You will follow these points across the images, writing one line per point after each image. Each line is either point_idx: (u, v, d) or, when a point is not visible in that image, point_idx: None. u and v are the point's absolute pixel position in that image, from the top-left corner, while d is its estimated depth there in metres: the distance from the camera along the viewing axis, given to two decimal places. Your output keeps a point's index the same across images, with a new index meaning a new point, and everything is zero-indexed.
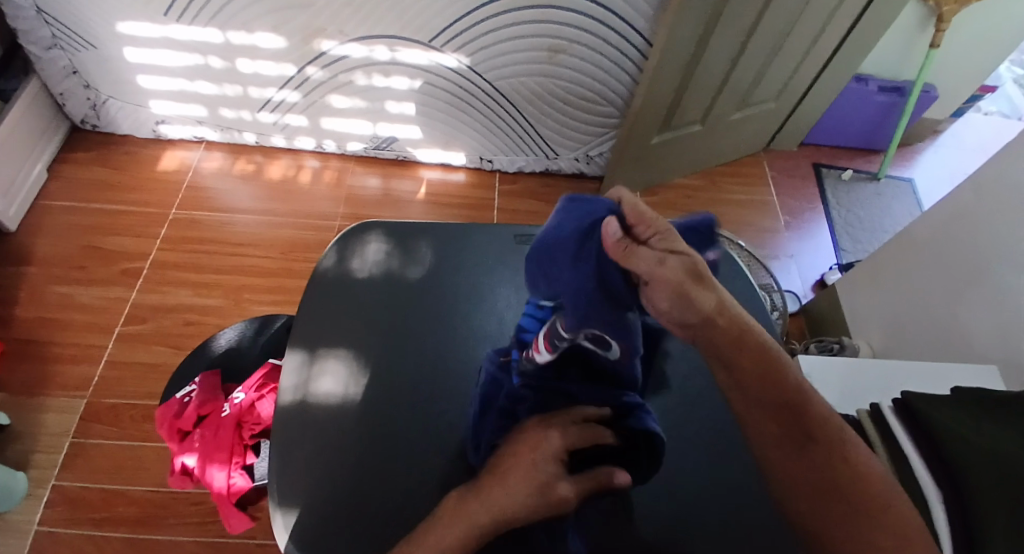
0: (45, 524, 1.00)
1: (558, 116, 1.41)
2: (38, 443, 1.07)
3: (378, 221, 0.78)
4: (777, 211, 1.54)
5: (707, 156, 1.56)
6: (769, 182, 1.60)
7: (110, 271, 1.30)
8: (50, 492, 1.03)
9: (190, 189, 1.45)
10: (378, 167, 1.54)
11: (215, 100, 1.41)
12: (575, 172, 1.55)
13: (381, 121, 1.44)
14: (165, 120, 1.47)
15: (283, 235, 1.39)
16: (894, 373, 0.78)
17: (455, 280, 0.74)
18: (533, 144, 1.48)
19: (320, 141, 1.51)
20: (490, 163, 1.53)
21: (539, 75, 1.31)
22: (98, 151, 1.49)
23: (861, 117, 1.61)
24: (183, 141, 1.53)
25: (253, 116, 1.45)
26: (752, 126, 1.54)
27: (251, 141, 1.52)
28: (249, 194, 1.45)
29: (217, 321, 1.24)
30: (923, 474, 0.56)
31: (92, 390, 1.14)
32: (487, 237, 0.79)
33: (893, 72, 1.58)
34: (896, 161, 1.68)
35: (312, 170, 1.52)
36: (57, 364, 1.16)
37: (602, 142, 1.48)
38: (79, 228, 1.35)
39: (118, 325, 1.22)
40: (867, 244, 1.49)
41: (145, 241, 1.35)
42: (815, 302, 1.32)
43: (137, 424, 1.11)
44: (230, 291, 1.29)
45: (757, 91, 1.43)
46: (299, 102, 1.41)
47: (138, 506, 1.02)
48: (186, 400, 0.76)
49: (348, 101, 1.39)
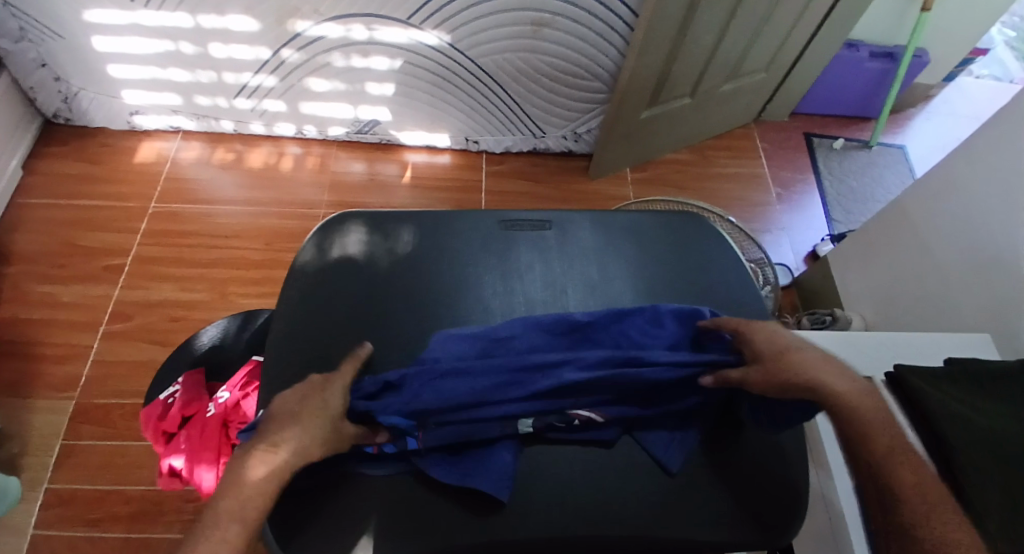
0: (40, 525, 0.99)
1: (544, 92, 1.37)
2: (29, 445, 1.06)
3: (358, 210, 0.76)
4: (768, 184, 1.52)
5: (696, 130, 1.53)
6: (760, 154, 1.58)
7: (92, 268, 1.27)
8: (44, 494, 1.02)
9: (169, 180, 1.41)
10: (362, 151, 1.50)
11: (190, 87, 1.37)
12: (563, 151, 1.52)
13: (362, 103, 1.40)
14: (139, 110, 1.43)
15: (267, 225, 1.36)
16: (886, 347, 0.78)
17: (437, 266, 0.72)
18: (520, 123, 1.44)
19: (301, 126, 1.47)
20: (476, 144, 1.50)
21: (523, 50, 1.27)
22: (72, 144, 1.45)
23: (853, 84, 1.58)
24: (160, 131, 1.49)
25: (230, 102, 1.40)
26: (742, 97, 1.51)
27: (230, 129, 1.48)
28: (230, 183, 1.42)
29: (204, 315, 1.22)
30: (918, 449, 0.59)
31: (80, 389, 1.12)
32: (469, 224, 0.77)
33: (885, 37, 1.54)
34: (888, 128, 1.66)
35: (294, 157, 1.48)
36: (43, 365, 1.14)
37: (590, 119, 1.45)
38: (57, 225, 1.32)
39: (104, 323, 1.20)
40: (859, 214, 1.47)
41: (126, 236, 1.32)
42: (807, 275, 1.31)
43: (128, 422, 1.10)
44: (216, 285, 1.26)
45: (746, 60, 1.40)
46: (277, 87, 1.36)
47: (134, 504, 1.02)
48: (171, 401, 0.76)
49: (327, 84, 1.35)
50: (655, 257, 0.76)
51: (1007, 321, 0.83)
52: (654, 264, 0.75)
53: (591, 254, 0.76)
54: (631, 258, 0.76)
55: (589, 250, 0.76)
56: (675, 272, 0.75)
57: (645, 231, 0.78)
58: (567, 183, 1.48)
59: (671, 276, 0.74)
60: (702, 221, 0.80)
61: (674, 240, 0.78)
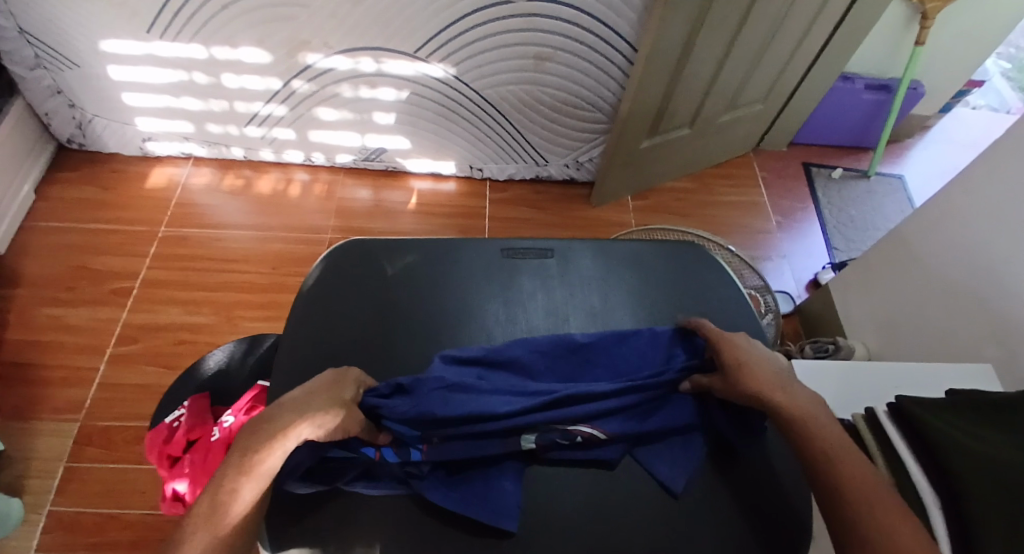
0: (40, 550, 0.98)
1: (546, 122, 1.40)
2: (32, 468, 1.06)
3: (364, 239, 0.78)
4: (768, 212, 1.54)
5: (697, 159, 1.55)
6: (759, 183, 1.60)
7: (100, 292, 1.29)
8: (44, 518, 1.01)
9: (179, 205, 1.44)
10: (368, 178, 1.54)
11: (202, 115, 1.40)
12: (566, 179, 1.55)
13: (369, 132, 1.43)
14: (152, 136, 1.46)
15: (275, 250, 1.38)
16: (888, 377, 0.79)
17: (440, 293, 0.73)
18: (523, 151, 1.47)
19: (309, 153, 1.50)
20: (480, 171, 1.53)
21: (526, 82, 1.30)
22: (85, 170, 1.48)
23: (849, 115, 1.62)
24: (171, 157, 1.52)
25: (241, 130, 1.44)
26: (740, 127, 1.54)
27: (239, 156, 1.51)
28: (239, 209, 1.45)
29: (210, 339, 1.23)
30: (917, 474, 0.59)
31: (84, 412, 1.13)
32: (474, 253, 0.78)
33: (880, 70, 1.58)
34: (886, 158, 1.69)
35: (302, 183, 1.51)
36: (49, 388, 1.15)
37: (591, 148, 1.48)
38: (68, 248, 1.34)
39: (110, 346, 1.21)
40: (859, 242, 1.49)
41: (135, 260, 1.34)
42: (808, 303, 1.32)
43: (131, 446, 1.10)
44: (222, 309, 1.28)
45: (744, 92, 1.43)
46: (286, 116, 1.40)
47: (134, 530, 1.01)
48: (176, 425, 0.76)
49: (336, 113, 1.38)
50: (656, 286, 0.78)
51: (1008, 351, 0.83)
52: (655, 293, 0.77)
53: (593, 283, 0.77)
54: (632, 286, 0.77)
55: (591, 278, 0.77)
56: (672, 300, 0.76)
57: (645, 259, 0.80)
58: (569, 210, 1.51)
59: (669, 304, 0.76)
60: (701, 250, 0.82)
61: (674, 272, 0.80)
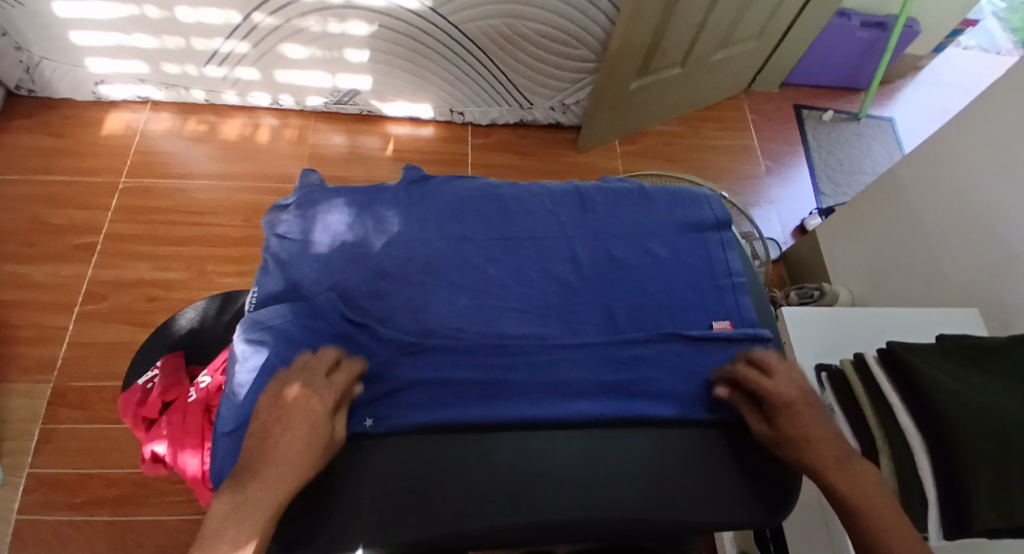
0: (24, 510, 0.97)
1: (532, 61, 1.32)
2: (6, 430, 1.03)
3: (321, 194, 0.68)
4: (758, 156, 1.51)
5: (686, 100, 1.49)
6: (749, 125, 1.56)
7: (62, 247, 1.22)
8: (24, 479, 0.99)
9: (140, 153, 1.35)
10: (342, 123, 1.45)
11: (157, 54, 1.29)
12: (551, 123, 1.48)
13: (341, 71, 1.33)
14: (105, 79, 1.35)
15: (246, 200, 1.31)
16: (879, 324, 0.79)
17: (403, 268, 0.62)
18: (506, 93, 1.40)
19: (277, 96, 1.40)
20: (461, 115, 1.45)
21: (509, 15, 1.21)
22: (35, 117, 1.37)
23: (843, 54, 1.56)
24: (128, 101, 1.41)
25: (201, 70, 1.33)
26: (732, 66, 1.48)
27: (201, 99, 1.41)
28: (204, 156, 1.36)
29: (182, 296, 1.18)
30: (907, 423, 0.60)
31: (56, 372, 1.09)
32: (432, 208, 0.67)
33: (876, 6, 1.51)
34: (876, 100, 1.65)
35: (271, 128, 1.42)
36: (16, 348, 1.11)
37: (578, 90, 1.41)
38: (24, 202, 1.26)
39: (78, 304, 1.16)
40: (847, 187, 1.47)
41: (97, 212, 1.27)
42: (794, 249, 1.32)
43: (108, 405, 1.07)
44: (192, 264, 1.22)
45: (737, 29, 1.36)
46: (250, 54, 1.29)
47: (118, 487, 1.00)
48: (149, 386, 0.69)
49: (304, 50, 1.28)
50: (666, 259, 0.65)
51: (994, 296, 0.84)
52: (669, 262, 0.65)
53: (584, 218, 0.68)
54: (626, 220, 0.68)
55: (582, 214, 0.68)
56: (702, 227, 0.68)
57: (653, 219, 0.68)
58: (556, 154, 1.46)
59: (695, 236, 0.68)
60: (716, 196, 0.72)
61: (689, 240, 0.67)
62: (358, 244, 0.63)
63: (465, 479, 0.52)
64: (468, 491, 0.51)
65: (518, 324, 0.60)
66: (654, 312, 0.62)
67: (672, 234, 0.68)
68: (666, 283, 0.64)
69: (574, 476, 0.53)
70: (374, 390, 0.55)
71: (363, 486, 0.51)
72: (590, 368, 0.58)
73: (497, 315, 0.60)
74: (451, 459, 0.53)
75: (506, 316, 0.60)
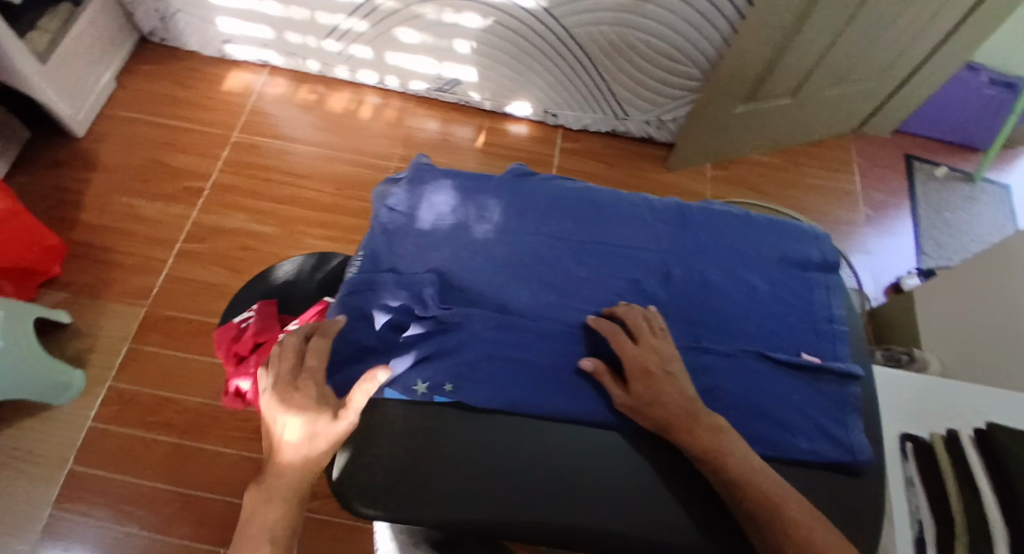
0: (99, 420, 1.06)
1: (635, 73, 1.32)
2: (98, 345, 1.13)
3: (433, 172, 0.71)
4: (858, 202, 1.44)
5: (789, 132, 1.44)
6: (853, 169, 1.49)
7: (173, 188, 1.32)
8: (105, 392, 1.09)
9: (253, 113, 1.45)
10: (439, 110, 1.50)
11: (283, 24, 1.38)
12: (643, 136, 1.48)
13: (446, 60, 1.38)
14: (231, 39, 1.45)
15: (340, 170, 1.38)
16: (981, 398, 0.73)
17: (501, 252, 0.64)
18: (603, 101, 1.40)
19: (383, 76, 1.47)
20: (554, 117, 1.47)
21: (619, 24, 1.21)
22: (166, 65, 1.49)
23: (966, 110, 1.47)
24: (249, 62, 1.52)
25: (319, 43, 1.41)
26: (842, 105, 1.42)
27: (315, 70, 1.50)
28: (308, 124, 1.44)
29: (272, 249, 1.26)
30: (990, 505, 0.56)
31: (151, 300, 1.19)
32: (535, 199, 0.69)
33: (1014, 63, 1.41)
34: (997, 162, 1.54)
35: (373, 106, 1.49)
36: (119, 273, 1.21)
37: (678, 107, 1.40)
38: (145, 141, 1.38)
39: (179, 241, 1.26)
40: (951, 250, 1.38)
41: (207, 161, 1.37)
42: (884, 306, 1.25)
43: (192, 338, 1.15)
44: (284, 222, 1.30)
45: (856, 68, 1.30)
46: (366, 33, 1.36)
47: (190, 414, 1.08)
48: (244, 326, 0.75)
49: (416, 35, 1.33)
50: (765, 286, 0.64)
51: None
52: (765, 291, 0.64)
53: (684, 232, 0.67)
54: (727, 241, 0.67)
55: (683, 228, 0.68)
56: (808, 265, 0.67)
57: (755, 246, 0.67)
58: (641, 168, 1.45)
59: (798, 273, 0.66)
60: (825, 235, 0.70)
61: (789, 273, 0.66)
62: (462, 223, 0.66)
63: (529, 472, 0.53)
64: (531, 486, 0.52)
65: (607, 324, 0.61)
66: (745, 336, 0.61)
67: (772, 264, 0.66)
68: (761, 310, 0.63)
69: (634, 492, 0.53)
70: (459, 363, 0.58)
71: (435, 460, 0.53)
72: None
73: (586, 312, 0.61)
74: (520, 448, 0.54)
75: (597, 315, 0.61)
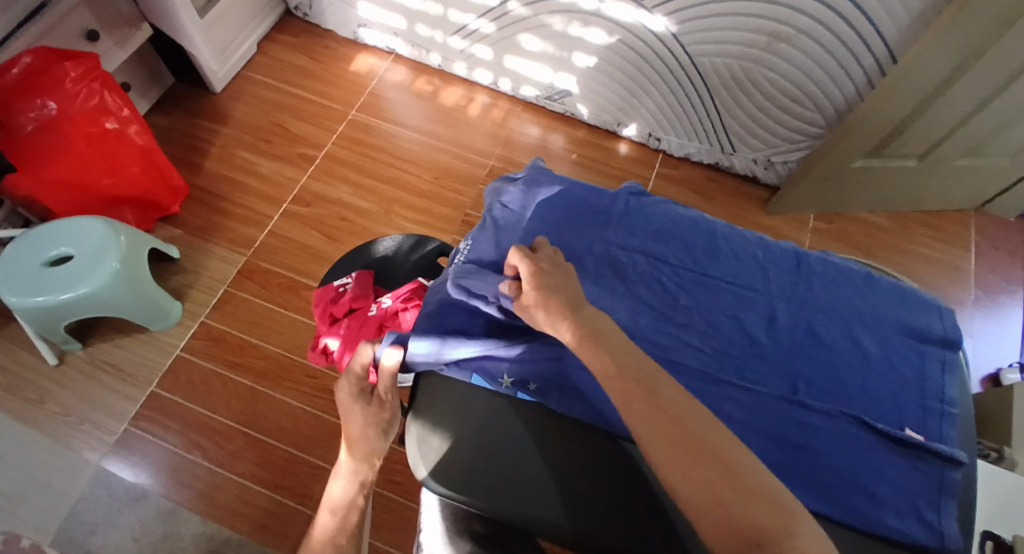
0: (187, 350, 1.16)
1: (753, 110, 1.29)
2: (199, 282, 1.23)
3: (550, 177, 0.74)
4: (971, 283, 1.33)
5: (906, 197, 1.36)
6: (971, 247, 1.38)
7: (289, 152, 1.42)
8: (197, 326, 1.18)
9: (372, 94, 1.53)
10: (544, 118, 1.53)
11: (416, 16, 1.45)
12: (747, 174, 1.44)
13: (562, 71, 1.40)
14: (366, 23, 1.54)
15: (440, 161, 1.43)
16: None
17: (603, 263, 0.65)
18: (713, 133, 1.38)
19: (498, 78, 1.51)
20: (657, 142, 1.46)
21: (747, 59, 1.19)
22: (302, 38, 1.61)
23: None
24: (377, 47, 1.61)
25: (445, 39, 1.47)
26: (972, 178, 1.32)
27: (435, 63, 1.56)
28: (419, 112, 1.51)
29: (366, 224, 1.33)
30: None
31: (252, 250, 1.28)
32: (643, 218, 0.69)
33: None
34: None
35: (482, 105, 1.54)
36: (229, 220, 1.32)
37: (791, 151, 1.35)
38: (273, 105, 1.49)
39: (286, 201, 1.35)
40: None
41: (323, 131, 1.46)
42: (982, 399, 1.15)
43: (281, 292, 1.23)
44: (381, 201, 1.36)
45: (998, 143, 1.21)
46: (491, 35, 1.40)
47: (266, 361, 1.15)
48: (342, 290, 0.81)
49: (538, 43, 1.36)
50: (876, 348, 0.61)
51: None
52: (873, 353, 0.61)
53: (795, 278, 0.65)
54: (840, 295, 0.64)
55: (794, 273, 0.66)
56: (926, 337, 0.63)
57: (871, 305, 0.64)
58: (736, 207, 1.41)
59: (914, 343, 0.62)
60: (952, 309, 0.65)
61: (904, 342, 0.62)
62: (571, 228, 0.68)
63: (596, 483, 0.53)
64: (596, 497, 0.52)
65: (699, 355, 0.60)
66: (845, 396, 0.59)
67: (886, 327, 0.63)
68: (868, 372, 0.60)
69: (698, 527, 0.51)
70: (544, 364, 0.59)
71: (506, 449, 0.54)
72: (759, 418, 0.56)
73: (681, 338, 0.61)
74: (590, 458, 0.54)
75: (692, 343, 0.61)
